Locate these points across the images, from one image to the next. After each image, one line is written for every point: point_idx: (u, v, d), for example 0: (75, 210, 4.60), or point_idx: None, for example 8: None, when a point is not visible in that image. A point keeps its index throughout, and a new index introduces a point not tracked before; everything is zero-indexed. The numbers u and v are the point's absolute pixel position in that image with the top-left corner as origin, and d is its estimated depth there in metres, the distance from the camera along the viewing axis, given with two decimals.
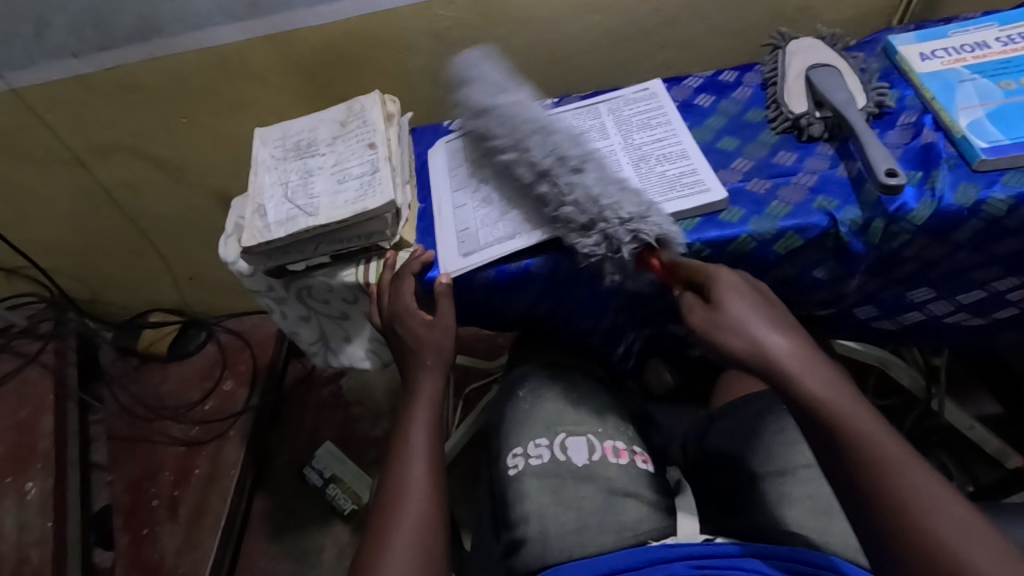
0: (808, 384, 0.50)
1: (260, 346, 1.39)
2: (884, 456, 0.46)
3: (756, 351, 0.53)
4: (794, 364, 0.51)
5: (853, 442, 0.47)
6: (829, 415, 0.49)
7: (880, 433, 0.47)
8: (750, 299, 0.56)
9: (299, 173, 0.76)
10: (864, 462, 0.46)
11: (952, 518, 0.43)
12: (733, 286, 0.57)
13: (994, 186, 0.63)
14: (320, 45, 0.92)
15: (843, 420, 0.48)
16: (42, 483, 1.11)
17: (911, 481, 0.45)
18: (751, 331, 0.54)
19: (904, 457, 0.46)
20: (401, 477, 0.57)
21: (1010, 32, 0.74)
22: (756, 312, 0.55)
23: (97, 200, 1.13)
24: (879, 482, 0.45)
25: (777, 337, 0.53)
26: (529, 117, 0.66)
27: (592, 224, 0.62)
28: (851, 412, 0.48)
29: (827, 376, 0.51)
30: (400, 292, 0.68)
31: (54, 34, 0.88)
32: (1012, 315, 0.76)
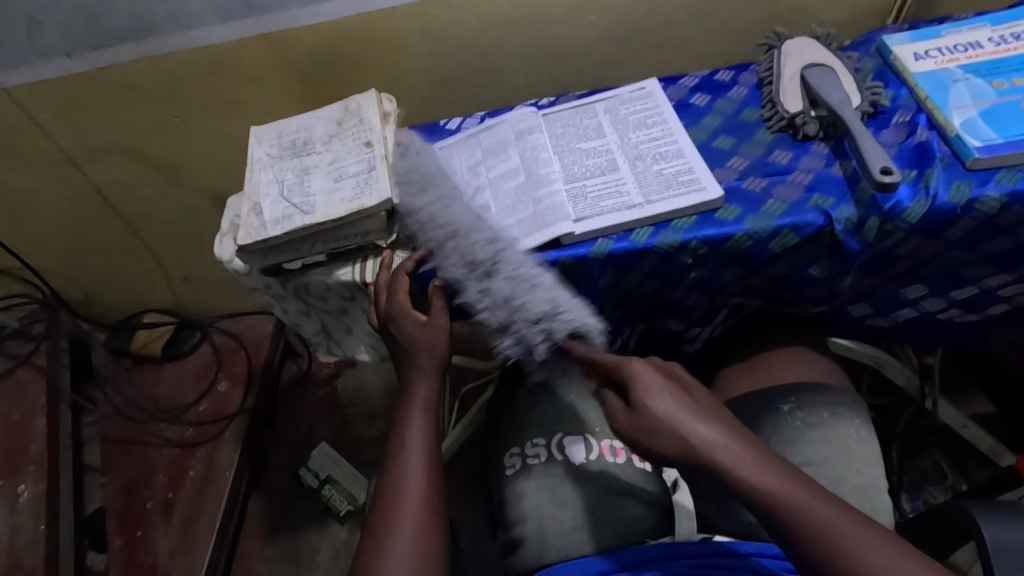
0: (744, 473, 0.48)
1: (254, 347, 1.38)
2: (837, 530, 0.44)
3: (687, 448, 0.50)
4: (728, 450, 0.49)
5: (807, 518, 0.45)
6: (773, 499, 0.46)
7: (822, 504, 0.46)
8: (670, 389, 0.53)
9: (296, 171, 0.75)
10: (821, 538, 0.44)
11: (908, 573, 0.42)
12: (658, 381, 0.54)
13: (988, 184, 0.63)
14: (316, 45, 0.92)
15: (781, 500, 0.46)
16: (35, 486, 1.10)
17: (866, 553, 0.43)
18: (680, 425, 0.51)
19: (855, 532, 0.44)
20: (399, 480, 0.57)
21: (1003, 32, 0.75)
22: (680, 402, 0.52)
23: (90, 201, 1.13)
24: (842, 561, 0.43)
25: (704, 427, 0.51)
26: (433, 223, 0.68)
27: (508, 328, 0.65)
28: (792, 488, 0.47)
29: (759, 454, 0.49)
30: (395, 292, 0.67)
31: (47, 33, 0.88)
32: (1006, 312, 0.77)
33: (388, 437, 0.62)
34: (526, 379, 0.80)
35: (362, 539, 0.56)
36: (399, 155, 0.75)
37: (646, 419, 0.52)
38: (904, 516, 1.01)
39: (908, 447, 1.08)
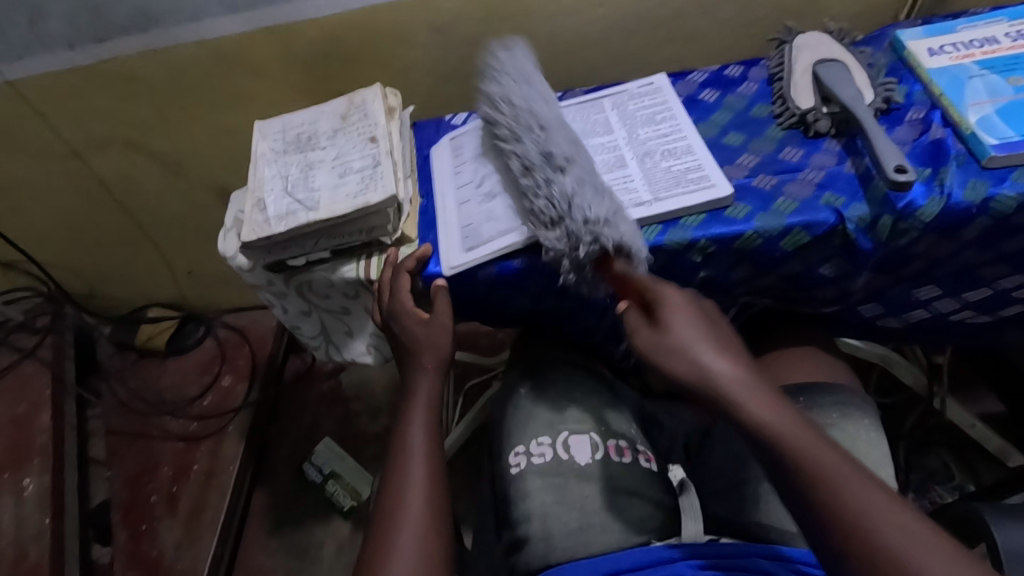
0: (752, 409, 0.50)
1: (258, 341, 1.38)
2: (828, 475, 0.45)
3: (699, 374, 0.53)
4: (739, 386, 0.51)
5: (796, 457, 0.47)
6: (765, 433, 0.49)
7: (820, 448, 0.47)
8: (696, 318, 0.56)
9: (300, 167, 0.75)
10: (811, 480, 0.45)
11: (889, 518, 0.43)
12: (689, 314, 0.57)
13: (1003, 183, 0.62)
14: (320, 38, 0.91)
15: (785, 437, 0.48)
16: (40, 478, 1.10)
17: (864, 500, 0.44)
18: (694, 353, 0.54)
19: (858, 485, 0.44)
20: (404, 477, 0.57)
21: (1020, 27, 0.73)
22: (698, 335, 0.55)
23: (94, 194, 1.12)
24: (825, 500, 0.45)
25: (721, 358, 0.53)
26: (532, 111, 0.67)
27: (556, 224, 0.62)
28: (792, 427, 0.48)
29: (772, 397, 0.50)
30: (397, 291, 0.67)
31: (50, 25, 0.87)
32: (1019, 313, 0.76)
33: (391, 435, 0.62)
34: (529, 377, 0.80)
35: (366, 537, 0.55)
36: (500, 79, 0.70)
37: (665, 343, 0.55)
38: (911, 516, 1.00)
39: (916, 446, 1.07)
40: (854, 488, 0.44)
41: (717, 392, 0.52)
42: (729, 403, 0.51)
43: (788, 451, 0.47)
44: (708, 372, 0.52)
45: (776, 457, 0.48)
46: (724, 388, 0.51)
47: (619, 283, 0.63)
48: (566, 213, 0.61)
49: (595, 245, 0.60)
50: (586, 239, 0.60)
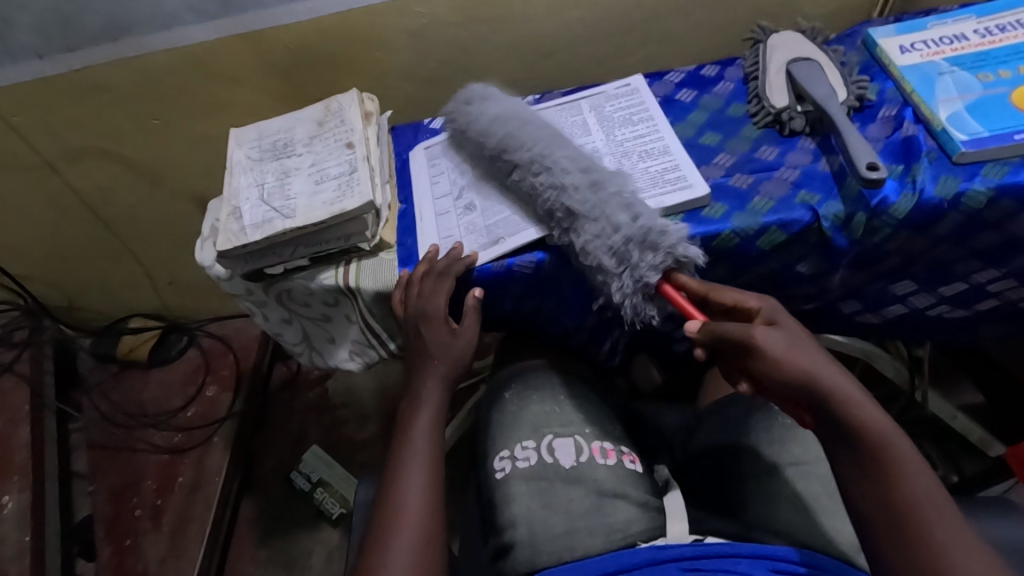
0: (866, 421, 0.49)
1: (242, 350, 1.37)
2: (923, 502, 0.46)
3: (809, 376, 0.51)
4: (850, 396, 0.51)
5: (896, 475, 0.47)
6: (873, 441, 0.49)
7: (923, 473, 0.48)
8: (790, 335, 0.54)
9: (276, 174, 0.74)
10: (900, 504, 0.47)
11: (974, 558, 0.44)
12: (793, 326, 0.55)
13: (974, 178, 0.63)
14: (296, 44, 0.90)
15: (891, 459, 0.48)
16: (19, 496, 1.08)
17: (950, 538, 0.45)
18: (809, 355, 0.52)
19: (947, 520, 0.46)
20: (403, 481, 0.58)
21: (989, 23, 0.74)
22: (804, 345, 0.53)
23: (69, 206, 1.11)
24: (911, 518, 0.46)
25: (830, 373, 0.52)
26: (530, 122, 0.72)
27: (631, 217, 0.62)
28: (902, 448, 0.48)
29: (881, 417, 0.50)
30: (433, 296, 0.67)
31: (18, 35, 0.86)
32: (995, 306, 0.77)
33: (394, 439, 0.63)
34: (513, 381, 0.80)
35: (364, 540, 0.57)
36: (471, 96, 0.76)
37: (779, 340, 0.53)
38: None
39: None
40: (946, 521, 0.45)
41: (831, 396, 0.51)
42: (846, 404, 0.50)
43: (892, 462, 0.48)
44: (819, 379, 0.51)
45: (876, 467, 0.48)
46: (839, 393, 0.50)
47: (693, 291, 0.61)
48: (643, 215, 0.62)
49: (672, 252, 0.61)
50: (665, 244, 0.60)
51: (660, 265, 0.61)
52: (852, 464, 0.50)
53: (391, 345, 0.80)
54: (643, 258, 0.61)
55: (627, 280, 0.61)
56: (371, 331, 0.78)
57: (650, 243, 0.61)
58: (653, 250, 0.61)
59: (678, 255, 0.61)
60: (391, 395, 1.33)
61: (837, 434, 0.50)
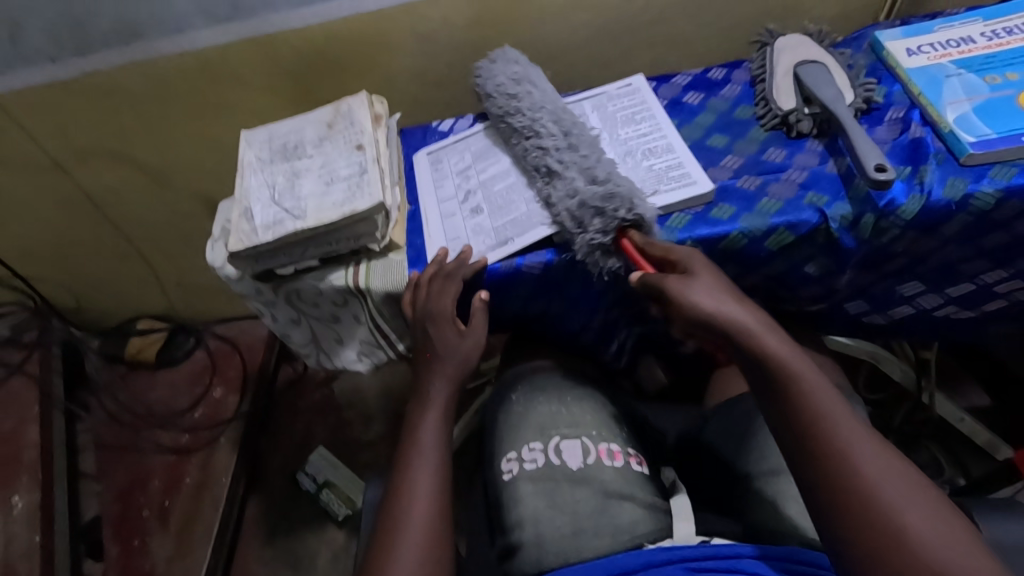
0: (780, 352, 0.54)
1: (249, 351, 1.38)
2: (841, 425, 0.50)
3: (716, 313, 0.56)
4: (756, 325, 0.55)
5: (800, 395, 0.52)
6: (778, 370, 0.53)
7: (814, 375, 0.53)
8: (708, 280, 0.58)
9: (286, 176, 0.75)
10: (824, 436, 0.50)
11: (891, 478, 0.47)
12: (707, 273, 0.59)
13: (982, 180, 0.63)
14: (305, 47, 0.91)
15: (805, 389, 0.52)
16: (29, 496, 1.08)
17: (871, 466, 0.48)
18: (713, 294, 0.57)
19: (867, 448, 0.49)
20: (409, 479, 0.59)
21: (996, 26, 0.75)
22: (724, 289, 0.58)
23: (80, 207, 1.12)
24: (820, 433, 0.50)
25: (744, 312, 0.56)
26: (524, 89, 0.75)
27: (597, 181, 0.65)
28: (751, 319, 0.56)
29: (795, 351, 0.54)
30: (440, 295, 0.68)
31: (32, 37, 0.87)
32: (1002, 306, 0.77)
33: (402, 438, 0.64)
34: (518, 384, 0.80)
35: (370, 540, 0.57)
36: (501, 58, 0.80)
37: (693, 289, 0.58)
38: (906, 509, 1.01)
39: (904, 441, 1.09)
40: (835, 408, 0.51)
41: (737, 329, 0.55)
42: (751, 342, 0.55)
43: (797, 393, 0.52)
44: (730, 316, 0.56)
45: (783, 391, 0.52)
46: (747, 330, 0.55)
47: (643, 248, 0.63)
48: (601, 180, 0.65)
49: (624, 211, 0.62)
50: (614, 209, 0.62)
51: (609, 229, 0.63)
52: (764, 397, 0.54)
53: (400, 345, 0.80)
54: (590, 219, 0.63)
55: (581, 243, 0.64)
56: (381, 333, 0.79)
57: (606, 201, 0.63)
58: (602, 214, 0.63)
59: (637, 211, 0.62)
60: (397, 397, 1.33)
61: (748, 366, 0.55)
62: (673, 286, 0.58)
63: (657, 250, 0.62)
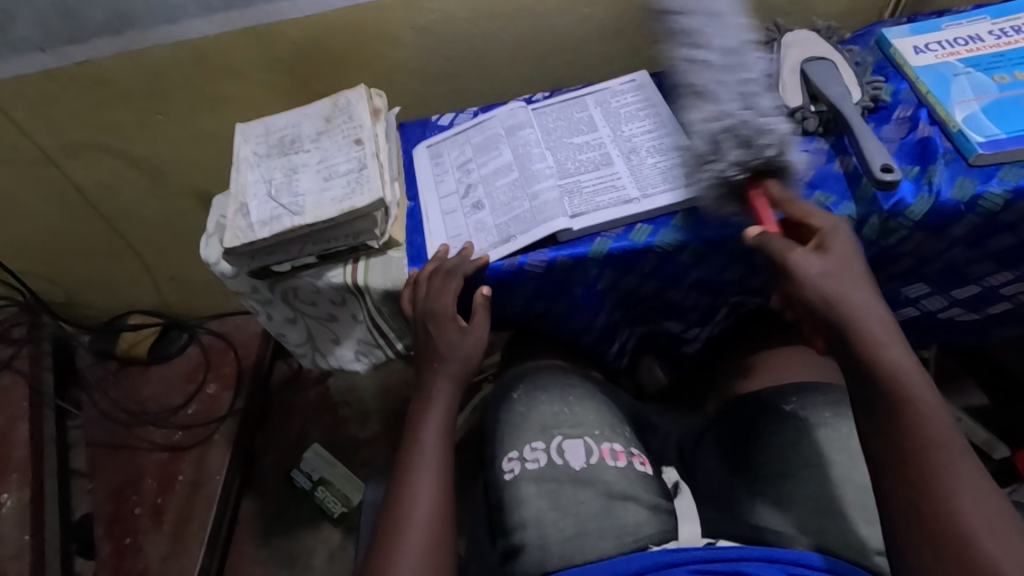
0: (887, 352, 0.50)
1: (243, 347, 1.36)
2: (940, 441, 0.46)
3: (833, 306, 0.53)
4: (868, 319, 0.52)
5: (908, 412, 0.48)
6: (894, 379, 0.49)
7: (922, 382, 0.49)
8: (825, 264, 0.55)
9: (283, 171, 0.73)
10: (919, 449, 0.46)
11: (981, 509, 0.44)
12: (840, 247, 0.57)
13: (991, 180, 0.62)
14: (303, 39, 0.89)
15: (906, 395, 0.48)
16: (19, 494, 1.07)
17: (958, 491, 0.45)
18: (833, 278, 0.54)
19: (961, 471, 0.45)
20: (413, 480, 0.58)
21: (1003, 25, 0.74)
22: (843, 272, 0.55)
23: (70, 201, 1.10)
24: (919, 458, 0.46)
25: (859, 306, 0.53)
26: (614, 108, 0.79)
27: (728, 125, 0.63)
28: (869, 315, 0.52)
29: (909, 354, 0.51)
30: (440, 293, 0.66)
31: (21, 28, 0.84)
32: (1006, 308, 0.76)
33: (404, 438, 0.63)
34: (520, 383, 0.79)
35: (371, 542, 0.56)
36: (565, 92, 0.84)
37: (812, 264, 0.55)
38: None
39: None
40: (936, 424, 0.47)
41: (854, 332, 0.52)
42: (862, 336, 0.51)
43: (901, 397, 0.48)
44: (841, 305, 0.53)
45: (888, 404, 0.49)
46: (856, 324, 0.52)
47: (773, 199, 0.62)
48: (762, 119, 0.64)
49: (764, 154, 0.62)
50: (760, 142, 0.62)
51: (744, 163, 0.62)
52: (860, 393, 0.51)
53: (399, 345, 0.79)
54: (728, 152, 0.62)
55: (711, 174, 0.63)
56: (379, 331, 0.77)
57: (745, 141, 0.62)
58: (748, 147, 0.62)
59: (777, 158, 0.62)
60: (393, 395, 1.32)
61: (854, 368, 0.51)
62: (795, 250, 0.57)
63: (790, 208, 0.62)
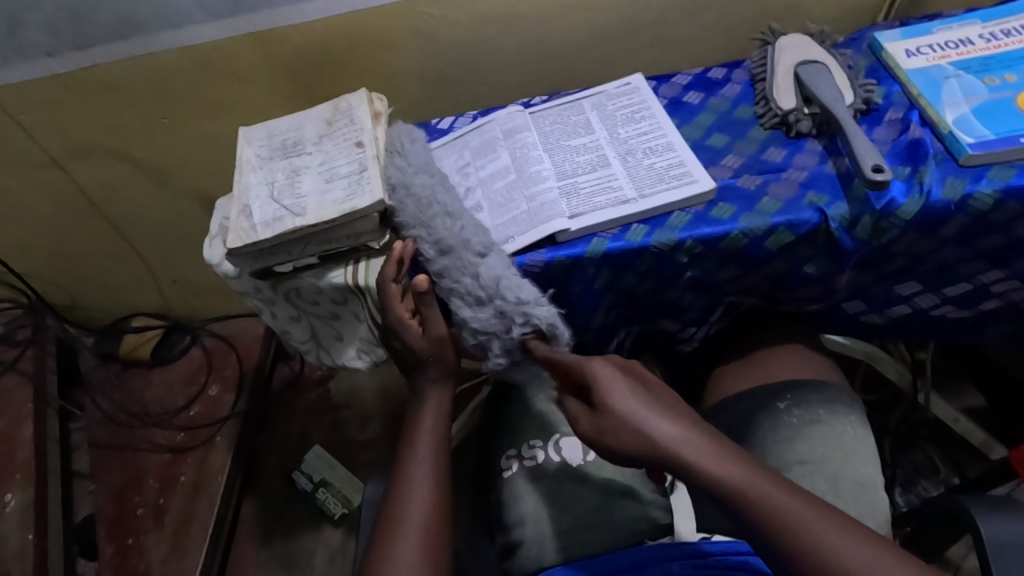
0: (707, 469, 0.49)
1: (245, 350, 1.37)
2: (805, 520, 0.46)
3: (650, 449, 0.51)
4: (679, 441, 0.50)
5: (766, 509, 0.47)
6: (735, 491, 0.48)
7: (755, 478, 0.48)
8: (631, 397, 0.53)
9: (285, 173, 0.74)
10: (792, 532, 0.46)
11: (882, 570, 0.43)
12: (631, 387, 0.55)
13: (981, 181, 0.63)
14: (306, 44, 0.91)
15: (749, 492, 0.48)
16: (23, 494, 1.08)
17: (852, 562, 0.44)
18: (642, 423, 0.52)
19: (837, 539, 0.45)
20: (408, 480, 0.58)
21: (994, 29, 0.75)
22: (640, 408, 0.53)
23: (75, 204, 1.11)
24: (821, 557, 0.45)
25: (668, 426, 0.51)
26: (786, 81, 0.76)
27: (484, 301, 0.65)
28: (678, 444, 0.50)
29: (726, 453, 0.50)
30: (389, 305, 0.67)
31: (29, 33, 0.86)
32: (998, 306, 0.77)
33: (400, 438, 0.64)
34: (520, 382, 0.79)
35: (370, 539, 0.57)
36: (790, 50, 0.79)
37: (611, 422, 0.52)
38: (899, 511, 1.02)
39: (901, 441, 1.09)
40: (787, 502, 0.47)
41: (680, 461, 0.50)
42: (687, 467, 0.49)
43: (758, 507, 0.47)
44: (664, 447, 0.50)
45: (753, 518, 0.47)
46: (678, 459, 0.50)
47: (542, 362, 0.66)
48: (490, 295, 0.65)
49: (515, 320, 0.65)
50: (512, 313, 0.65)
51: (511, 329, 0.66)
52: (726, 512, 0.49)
53: None
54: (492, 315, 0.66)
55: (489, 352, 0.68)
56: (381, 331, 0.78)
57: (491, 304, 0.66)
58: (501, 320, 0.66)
59: (532, 324, 0.65)
60: (393, 397, 1.33)
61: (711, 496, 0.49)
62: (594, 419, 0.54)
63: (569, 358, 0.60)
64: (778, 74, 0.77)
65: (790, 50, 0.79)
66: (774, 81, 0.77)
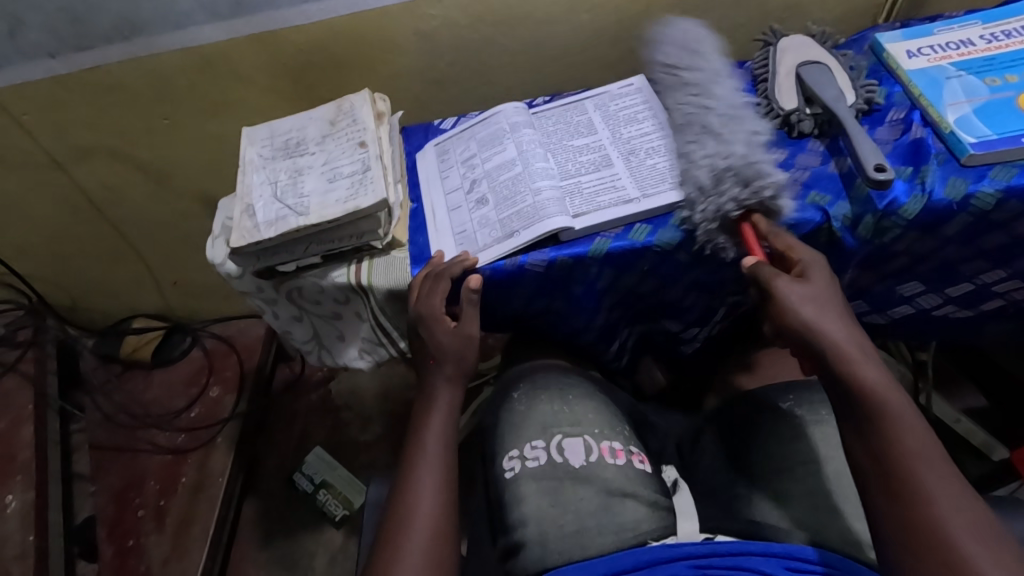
0: (863, 369, 0.51)
1: (246, 350, 1.37)
2: (915, 450, 0.48)
3: (813, 330, 0.54)
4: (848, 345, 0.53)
5: (888, 428, 0.49)
6: (869, 397, 0.50)
7: (896, 396, 0.50)
8: (811, 294, 0.56)
9: (288, 172, 0.74)
10: (892, 455, 0.48)
11: (958, 508, 0.46)
12: (823, 279, 0.58)
13: (983, 180, 0.63)
14: (307, 45, 0.91)
15: (878, 400, 0.50)
16: (23, 495, 1.07)
17: (936, 494, 0.46)
18: (822, 315, 0.54)
19: (936, 470, 0.47)
20: (415, 479, 0.58)
21: (994, 29, 0.75)
22: (824, 302, 0.56)
23: (76, 205, 1.11)
24: (905, 477, 0.47)
25: (838, 328, 0.54)
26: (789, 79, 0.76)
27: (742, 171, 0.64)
28: (847, 341, 0.53)
29: (885, 369, 0.52)
30: (432, 295, 0.67)
31: (30, 33, 0.86)
32: (1000, 306, 0.77)
33: (407, 436, 0.64)
34: (523, 382, 0.80)
35: (375, 538, 0.57)
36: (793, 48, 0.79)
37: (797, 291, 0.56)
38: None
39: None
40: (905, 431, 0.49)
41: (833, 350, 0.53)
42: (842, 360, 0.52)
43: (884, 419, 0.49)
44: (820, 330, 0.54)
45: (868, 422, 0.50)
46: (839, 349, 0.52)
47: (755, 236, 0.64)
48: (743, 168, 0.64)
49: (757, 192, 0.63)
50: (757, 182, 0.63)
51: (743, 202, 0.64)
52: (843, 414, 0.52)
53: (401, 344, 0.81)
54: (726, 190, 0.64)
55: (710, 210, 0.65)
56: (383, 330, 0.79)
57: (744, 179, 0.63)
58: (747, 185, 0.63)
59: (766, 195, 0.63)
60: (394, 398, 1.33)
61: (840, 397, 0.52)
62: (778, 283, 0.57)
63: (779, 240, 0.63)
64: (781, 71, 0.77)
65: (793, 48, 0.78)
66: (777, 78, 0.77)
